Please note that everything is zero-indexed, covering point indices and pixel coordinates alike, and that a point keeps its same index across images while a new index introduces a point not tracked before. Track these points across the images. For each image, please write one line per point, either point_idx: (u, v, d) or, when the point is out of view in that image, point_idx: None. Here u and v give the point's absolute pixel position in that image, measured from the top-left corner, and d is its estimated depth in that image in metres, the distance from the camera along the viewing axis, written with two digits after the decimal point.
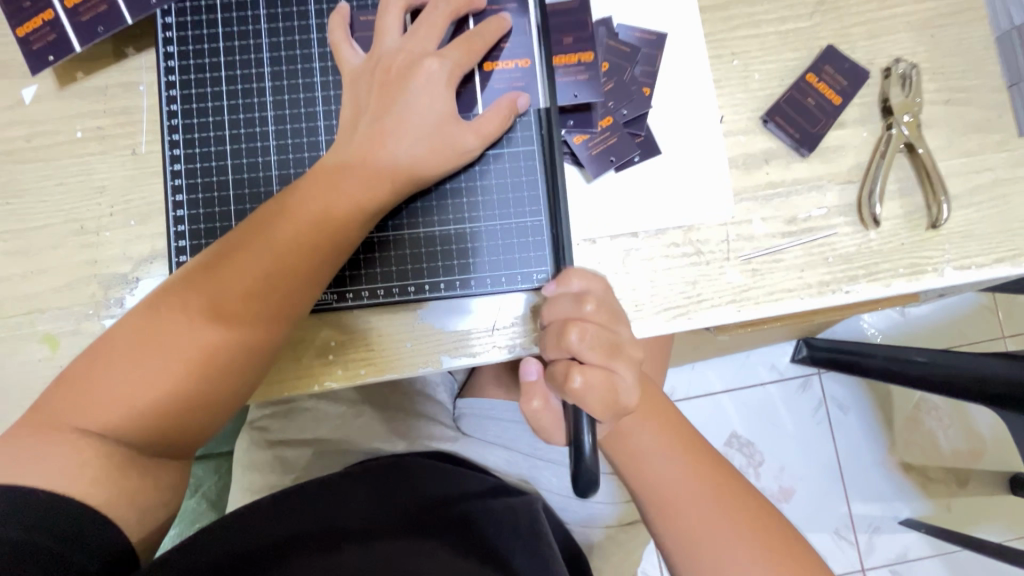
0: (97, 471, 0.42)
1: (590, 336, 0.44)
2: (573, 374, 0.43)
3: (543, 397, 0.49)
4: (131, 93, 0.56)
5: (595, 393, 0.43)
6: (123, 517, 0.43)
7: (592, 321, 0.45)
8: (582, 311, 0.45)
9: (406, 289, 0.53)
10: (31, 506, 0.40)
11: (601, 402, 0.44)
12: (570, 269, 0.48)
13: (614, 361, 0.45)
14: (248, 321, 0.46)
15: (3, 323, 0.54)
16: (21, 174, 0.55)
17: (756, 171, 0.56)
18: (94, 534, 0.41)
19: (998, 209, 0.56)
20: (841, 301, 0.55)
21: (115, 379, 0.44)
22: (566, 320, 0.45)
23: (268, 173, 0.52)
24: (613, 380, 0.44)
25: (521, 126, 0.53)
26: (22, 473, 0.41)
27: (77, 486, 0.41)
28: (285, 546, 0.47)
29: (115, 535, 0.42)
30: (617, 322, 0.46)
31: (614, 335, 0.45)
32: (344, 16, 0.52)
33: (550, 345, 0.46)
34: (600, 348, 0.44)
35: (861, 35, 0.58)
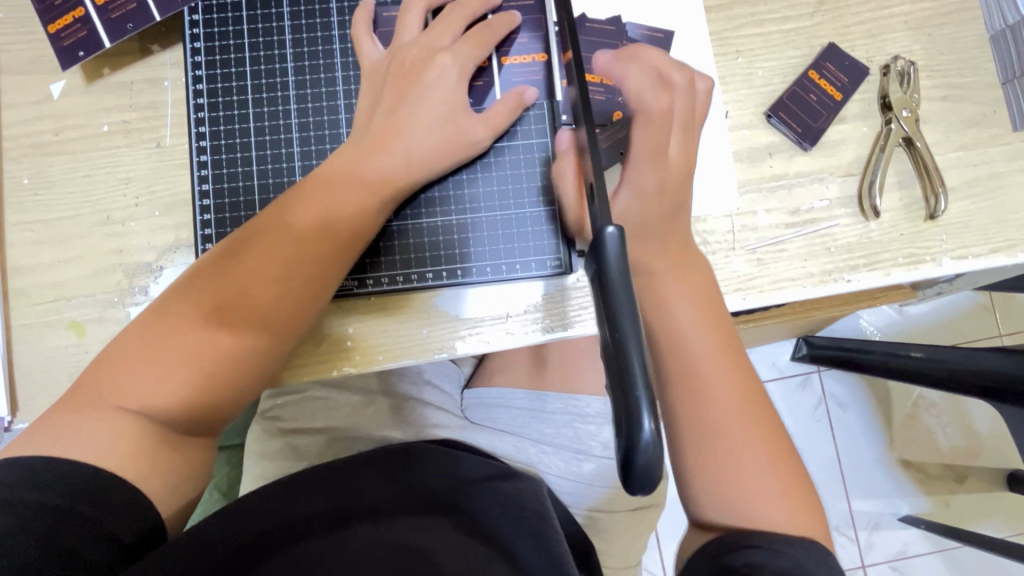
0: (132, 446, 0.44)
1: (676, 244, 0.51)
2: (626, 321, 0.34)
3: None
4: (157, 88, 0.58)
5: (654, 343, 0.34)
6: (155, 493, 0.45)
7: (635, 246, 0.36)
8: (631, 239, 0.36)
9: (424, 276, 0.55)
10: (71, 478, 0.42)
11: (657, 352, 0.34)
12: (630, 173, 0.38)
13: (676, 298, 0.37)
14: (270, 303, 0.48)
15: (31, 310, 0.56)
16: (49, 166, 0.57)
17: (760, 164, 0.58)
18: (128, 508, 0.43)
19: (993, 201, 0.58)
20: (843, 290, 0.57)
21: (144, 360, 0.46)
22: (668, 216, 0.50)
23: (291, 164, 0.54)
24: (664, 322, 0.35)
25: (533, 119, 0.55)
26: (59, 449, 0.43)
27: (112, 460, 0.43)
28: (299, 530, 0.50)
29: (147, 509, 0.44)
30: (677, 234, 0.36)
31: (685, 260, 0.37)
32: (369, 12, 0.54)
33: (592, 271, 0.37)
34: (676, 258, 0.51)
35: (861, 34, 0.60)
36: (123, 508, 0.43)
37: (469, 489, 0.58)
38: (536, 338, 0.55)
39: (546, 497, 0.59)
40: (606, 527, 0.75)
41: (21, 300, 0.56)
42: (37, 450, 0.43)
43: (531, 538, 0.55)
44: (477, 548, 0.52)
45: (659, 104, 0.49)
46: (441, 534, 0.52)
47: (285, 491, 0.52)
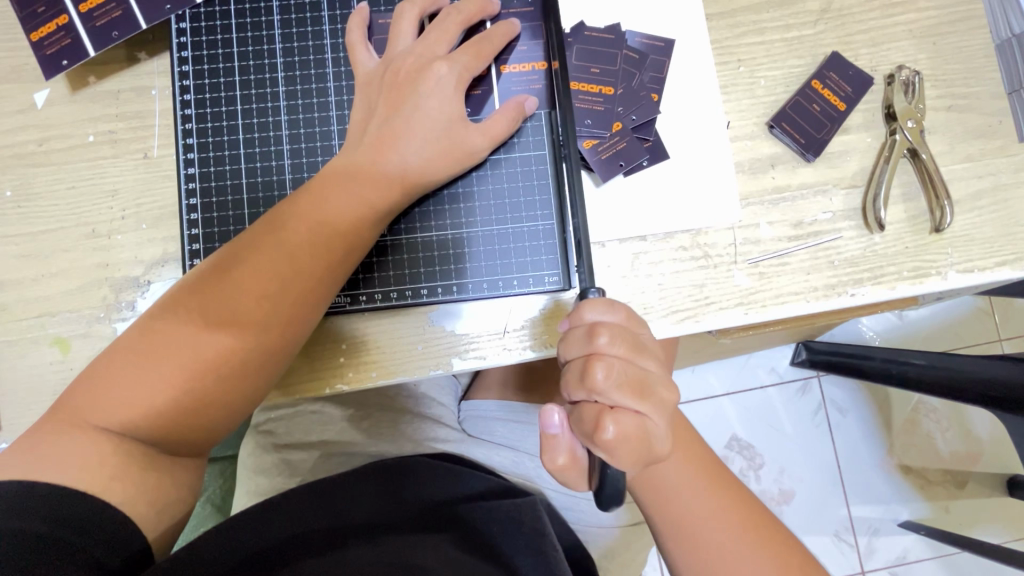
0: (114, 470, 0.43)
1: (616, 372, 0.41)
2: (606, 422, 0.40)
3: (568, 453, 0.45)
4: (145, 97, 0.56)
5: (629, 441, 0.41)
6: (139, 516, 0.43)
7: (613, 355, 0.42)
8: (596, 345, 0.42)
9: (419, 292, 0.53)
10: (50, 503, 0.40)
11: (632, 449, 0.41)
12: (584, 300, 0.44)
13: (638, 399, 0.41)
14: (257, 321, 0.46)
15: (15, 326, 0.54)
16: (33, 178, 0.55)
17: (762, 175, 0.57)
18: (111, 534, 0.42)
19: (999, 214, 0.57)
20: (847, 304, 0.56)
21: (128, 380, 0.44)
22: (587, 358, 0.42)
23: (282, 177, 0.53)
24: (643, 424, 0.41)
25: (531, 129, 0.54)
26: (39, 474, 0.41)
27: (97, 483, 0.42)
28: (291, 548, 0.48)
29: (131, 535, 0.43)
30: (638, 354, 0.42)
31: (638, 370, 0.42)
32: (364, 18, 0.53)
33: (571, 385, 0.43)
34: (628, 385, 0.41)
35: (864, 42, 0.59)
36: (109, 531, 0.42)
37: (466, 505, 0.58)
38: (536, 354, 0.54)
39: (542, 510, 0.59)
40: (605, 542, 0.73)
41: (5, 315, 0.54)
42: (14, 474, 0.41)
43: (531, 554, 0.54)
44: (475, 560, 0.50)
45: (619, 314, 0.43)
46: (437, 548, 0.50)
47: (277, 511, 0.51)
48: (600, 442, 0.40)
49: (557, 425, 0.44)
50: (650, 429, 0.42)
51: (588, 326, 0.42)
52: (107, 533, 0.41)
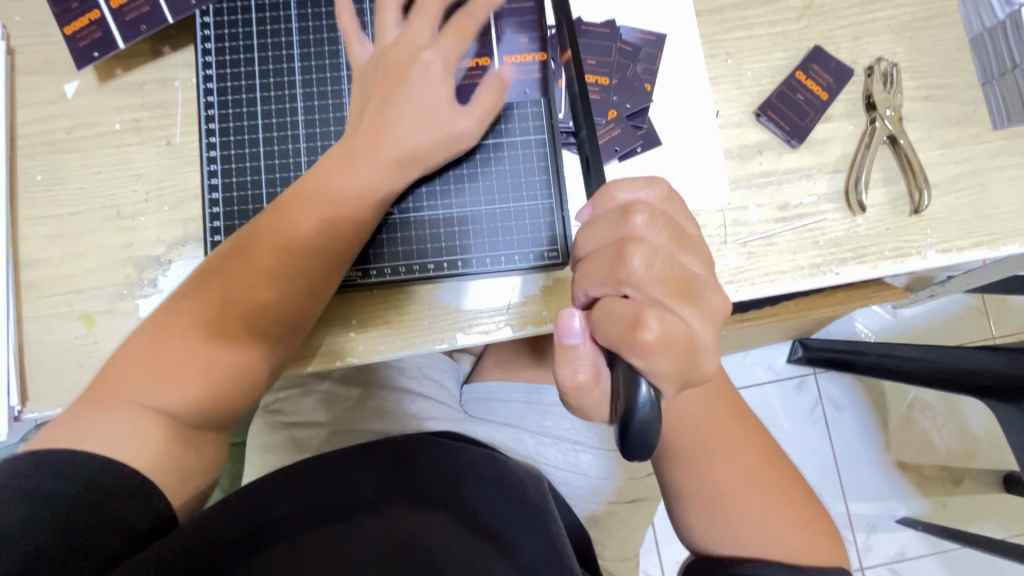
0: (144, 439, 0.46)
1: (658, 262, 0.39)
2: (647, 318, 0.38)
3: (590, 368, 0.42)
4: (168, 88, 0.60)
5: (671, 347, 0.38)
6: (166, 483, 0.46)
7: (654, 245, 0.40)
8: (633, 228, 0.40)
9: (426, 266, 0.56)
10: (85, 469, 0.43)
11: (675, 358, 0.39)
12: (617, 180, 0.43)
13: (681, 300, 0.39)
14: (274, 303, 0.50)
15: (42, 302, 0.57)
16: (62, 163, 0.59)
17: (750, 161, 0.60)
18: (139, 499, 0.44)
19: (976, 197, 0.60)
20: (832, 282, 0.59)
21: (152, 363, 0.47)
22: (621, 243, 0.40)
23: (297, 159, 0.56)
24: (686, 324, 0.39)
25: (532, 116, 0.57)
26: (73, 442, 0.44)
27: (125, 452, 0.45)
28: (296, 521, 0.49)
29: (158, 501, 0.45)
30: (679, 248, 0.41)
31: (682, 268, 0.40)
32: (349, 10, 0.55)
33: (599, 277, 0.41)
34: (668, 280, 0.39)
35: (845, 37, 0.62)
36: (139, 499, 0.44)
37: (474, 485, 0.56)
38: (536, 329, 0.57)
39: (548, 495, 0.61)
40: (604, 519, 0.76)
41: (33, 292, 0.58)
42: (52, 442, 0.44)
43: (538, 537, 0.53)
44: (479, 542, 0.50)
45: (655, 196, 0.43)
46: (444, 527, 0.50)
47: (286, 487, 0.52)
48: (642, 344, 0.38)
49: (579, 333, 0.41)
50: (693, 333, 0.39)
51: (623, 208, 0.41)
52: (134, 501, 0.44)
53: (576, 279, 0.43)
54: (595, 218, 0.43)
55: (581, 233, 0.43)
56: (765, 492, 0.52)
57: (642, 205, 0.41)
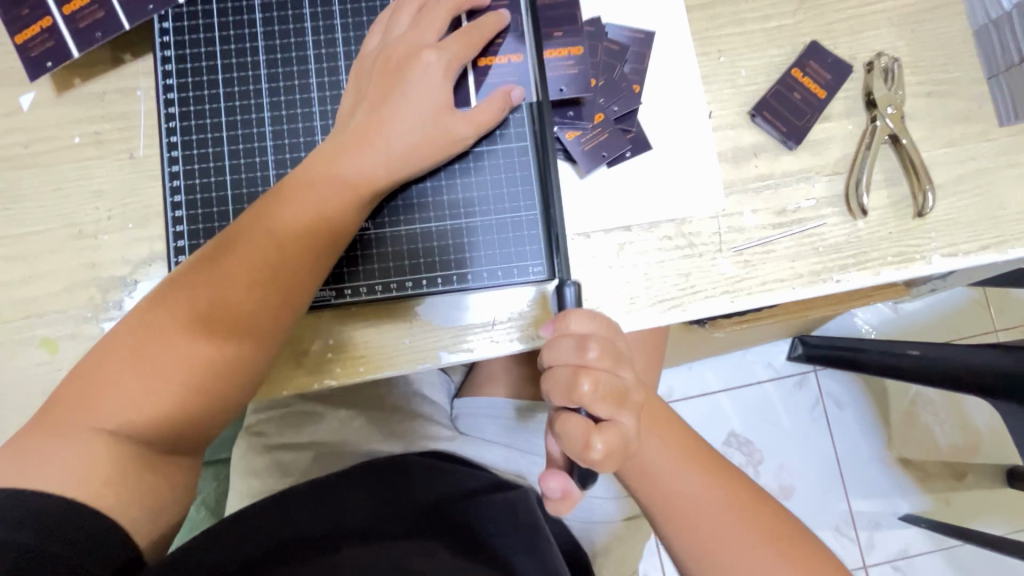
0: (109, 472, 0.44)
1: (604, 386, 0.41)
2: (595, 441, 0.40)
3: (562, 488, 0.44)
4: (129, 98, 0.56)
5: (616, 456, 0.41)
6: (133, 524, 0.44)
7: (599, 369, 0.41)
8: (585, 356, 0.41)
9: (404, 284, 0.53)
10: (39, 514, 0.41)
11: (617, 460, 0.41)
12: (572, 308, 0.44)
13: (623, 411, 0.42)
14: (249, 313, 0.47)
15: (2, 327, 0.54)
16: (19, 180, 0.56)
17: (745, 164, 0.58)
18: (101, 542, 0.42)
19: (982, 198, 0.57)
20: (833, 290, 0.56)
21: (121, 377, 0.45)
22: (574, 371, 0.41)
23: (265, 173, 0.53)
24: (624, 432, 0.42)
25: (514, 122, 0.53)
26: (30, 479, 0.42)
27: (82, 491, 0.43)
28: (282, 553, 0.48)
29: (123, 542, 0.44)
30: (619, 365, 0.42)
31: (621, 383, 0.42)
32: (382, 19, 0.52)
33: (556, 393, 0.42)
34: (612, 398, 0.41)
35: (844, 31, 0.59)
36: (98, 545, 0.42)
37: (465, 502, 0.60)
38: (523, 345, 0.54)
39: (535, 505, 0.62)
40: (607, 545, 0.73)
41: None
42: (6, 480, 0.42)
43: (528, 552, 0.56)
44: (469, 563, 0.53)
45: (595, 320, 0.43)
46: (434, 555, 0.52)
47: (268, 518, 0.51)
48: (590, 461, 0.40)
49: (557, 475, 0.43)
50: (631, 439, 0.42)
51: (577, 335, 0.42)
52: (98, 547, 0.42)
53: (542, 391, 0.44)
54: (553, 339, 0.44)
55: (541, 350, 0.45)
56: (724, 499, 0.54)
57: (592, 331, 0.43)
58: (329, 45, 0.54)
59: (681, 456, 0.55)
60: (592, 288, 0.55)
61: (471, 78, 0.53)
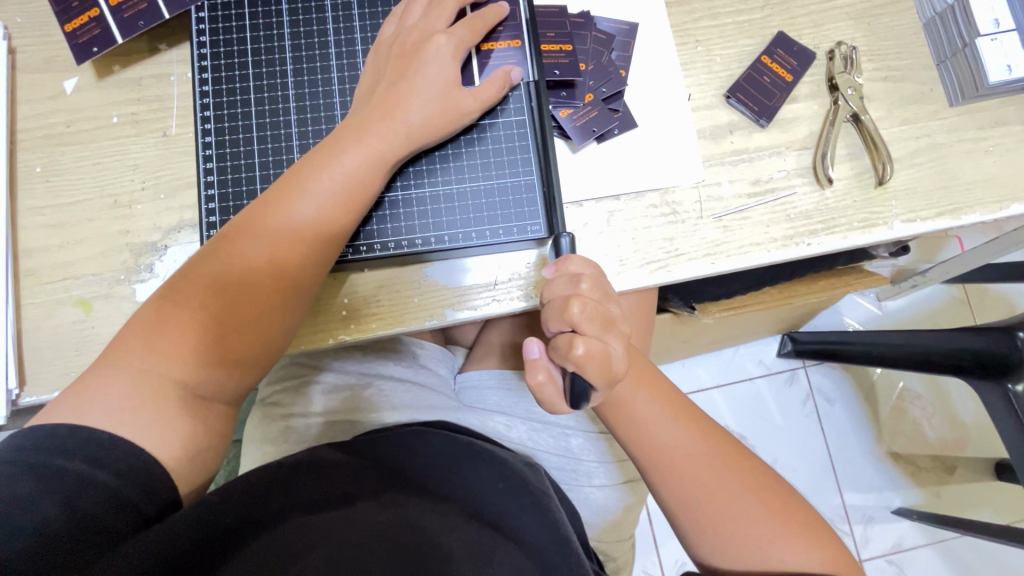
0: (151, 409, 0.47)
1: (590, 309, 0.47)
2: (577, 343, 0.46)
3: (547, 372, 0.51)
4: (164, 83, 0.62)
5: (596, 363, 0.47)
6: (172, 463, 0.48)
7: (589, 297, 0.48)
8: (577, 288, 0.48)
9: (414, 243, 0.58)
10: (92, 445, 0.45)
11: (598, 367, 0.47)
12: (567, 256, 0.51)
13: (607, 332, 0.48)
14: (287, 265, 0.51)
15: (41, 289, 0.59)
16: (61, 155, 0.61)
17: (722, 140, 0.64)
18: (146, 478, 0.46)
19: (936, 169, 0.63)
20: (804, 253, 0.62)
21: (169, 326, 0.49)
22: (566, 298, 0.48)
23: (290, 143, 0.58)
24: (607, 349, 0.48)
25: (513, 99, 0.59)
26: (83, 415, 0.46)
27: (127, 426, 0.47)
28: (294, 510, 0.51)
29: (163, 479, 0.47)
30: (605, 298, 0.49)
31: (606, 310, 0.48)
32: (397, 9, 0.58)
33: (552, 317, 0.48)
34: (598, 320, 0.48)
35: (807, 24, 0.66)
36: (144, 480, 0.46)
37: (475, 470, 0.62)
38: (523, 303, 0.59)
39: (551, 485, 0.66)
40: (606, 512, 0.78)
41: (32, 280, 0.59)
42: (63, 416, 0.46)
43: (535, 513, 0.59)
44: (476, 525, 0.54)
45: (590, 266, 0.50)
46: (442, 514, 0.54)
47: (278, 483, 0.53)
48: (572, 359, 0.46)
49: (539, 350, 0.51)
50: (614, 358, 0.48)
51: (573, 274, 0.49)
52: (144, 483, 0.46)
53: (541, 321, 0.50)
54: (553, 278, 0.50)
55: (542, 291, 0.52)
56: (703, 447, 0.57)
57: (586, 272, 0.50)
58: (348, 32, 0.60)
59: (664, 406, 0.59)
60: (585, 250, 0.61)
61: (475, 61, 0.59)
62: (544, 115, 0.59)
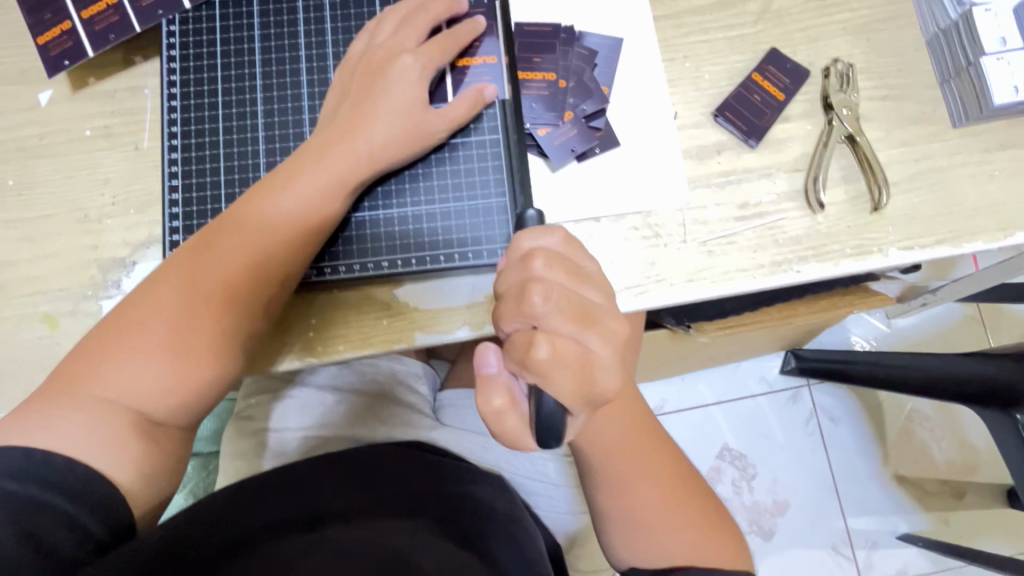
0: (104, 432, 0.46)
1: (555, 296, 0.38)
2: (540, 341, 0.37)
3: (507, 394, 0.39)
4: (137, 96, 0.61)
5: (568, 366, 0.37)
6: (126, 486, 0.47)
7: (557, 282, 0.39)
8: (533, 269, 0.39)
9: (381, 266, 0.56)
10: (46, 467, 0.44)
11: (571, 375, 0.37)
12: (520, 231, 0.42)
13: (580, 327, 0.38)
14: (242, 289, 0.50)
15: (9, 303, 0.58)
16: (33, 169, 0.60)
17: (708, 161, 0.61)
18: (100, 503, 0.45)
19: (936, 194, 0.60)
20: (792, 280, 0.59)
21: (118, 351, 0.48)
22: (523, 283, 0.39)
23: (256, 160, 0.57)
24: (584, 350, 0.38)
25: (487, 117, 0.57)
26: (35, 438, 0.45)
27: (80, 449, 0.45)
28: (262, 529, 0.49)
29: (118, 504, 0.46)
30: (579, 281, 0.40)
31: (579, 298, 0.39)
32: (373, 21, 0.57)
33: (507, 312, 0.39)
34: (566, 310, 0.38)
35: (801, 39, 0.63)
36: (97, 503, 0.45)
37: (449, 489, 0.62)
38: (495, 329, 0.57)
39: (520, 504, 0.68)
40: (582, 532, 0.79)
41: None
42: (16, 438, 0.45)
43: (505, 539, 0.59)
44: (451, 544, 0.52)
45: (554, 243, 0.41)
46: (416, 533, 0.51)
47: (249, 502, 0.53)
48: (534, 365, 0.37)
49: (495, 363, 0.40)
50: (595, 361, 0.38)
51: (529, 252, 0.40)
52: (96, 505, 0.45)
53: (497, 320, 0.41)
54: (509, 262, 0.41)
55: (498, 279, 0.42)
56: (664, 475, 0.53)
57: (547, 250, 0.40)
58: (319, 47, 0.58)
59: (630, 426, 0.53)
60: None
61: (449, 78, 0.57)
62: (516, 134, 0.57)
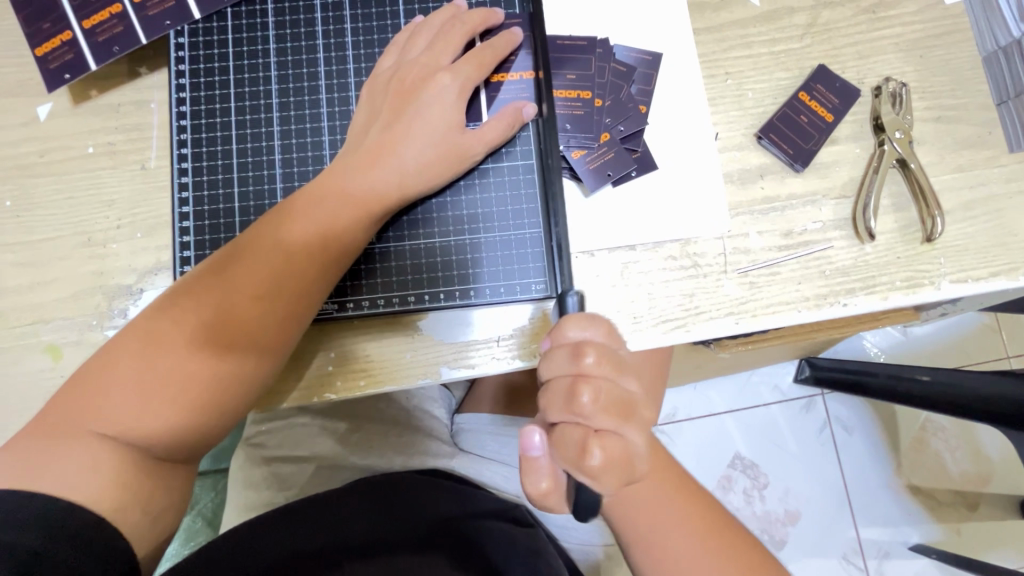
0: (110, 473, 0.43)
1: (603, 395, 0.38)
2: (590, 445, 0.37)
3: (551, 477, 0.41)
4: (143, 110, 0.58)
5: (615, 465, 0.38)
6: (131, 525, 0.44)
7: (603, 378, 0.39)
8: (583, 365, 0.39)
9: (406, 300, 0.53)
10: (44, 510, 0.40)
11: (617, 474, 0.38)
12: (565, 316, 0.41)
13: (625, 424, 0.39)
14: (256, 325, 0.47)
15: (8, 333, 0.55)
16: (33, 189, 0.57)
17: (751, 186, 0.57)
18: (102, 546, 0.42)
19: (992, 224, 0.57)
20: (839, 314, 0.55)
21: (120, 389, 0.44)
22: (571, 380, 0.39)
23: (273, 185, 0.53)
24: (626, 444, 0.39)
25: (521, 140, 0.53)
26: (33, 481, 0.41)
27: (83, 492, 0.42)
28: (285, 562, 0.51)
29: (121, 547, 0.43)
30: (621, 372, 0.39)
31: (623, 391, 0.39)
32: (403, 36, 0.53)
33: (554, 406, 0.39)
34: (613, 408, 0.38)
35: (851, 55, 0.60)
36: (100, 547, 0.42)
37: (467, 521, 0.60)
38: (524, 363, 0.54)
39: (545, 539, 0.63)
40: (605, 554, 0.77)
41: None
42: (12, 480, 0.41)
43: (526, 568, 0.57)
44: None
45: (597, 334, 0.40)
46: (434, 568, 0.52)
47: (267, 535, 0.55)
48: (585, 468, 0.37)
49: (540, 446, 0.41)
50: (635, 454, 0.39)
51: (576, 344, 0.39)
52: (98, 550, 0.41)
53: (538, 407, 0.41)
54: (552, 348, 0.41)
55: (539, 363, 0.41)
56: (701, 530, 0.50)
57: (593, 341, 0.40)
58: (340, 63, 0.55)
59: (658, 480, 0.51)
60: (595, 306, 0.55)
61: (483, 96, 0.54)
62: (552, 157, 0.53)
